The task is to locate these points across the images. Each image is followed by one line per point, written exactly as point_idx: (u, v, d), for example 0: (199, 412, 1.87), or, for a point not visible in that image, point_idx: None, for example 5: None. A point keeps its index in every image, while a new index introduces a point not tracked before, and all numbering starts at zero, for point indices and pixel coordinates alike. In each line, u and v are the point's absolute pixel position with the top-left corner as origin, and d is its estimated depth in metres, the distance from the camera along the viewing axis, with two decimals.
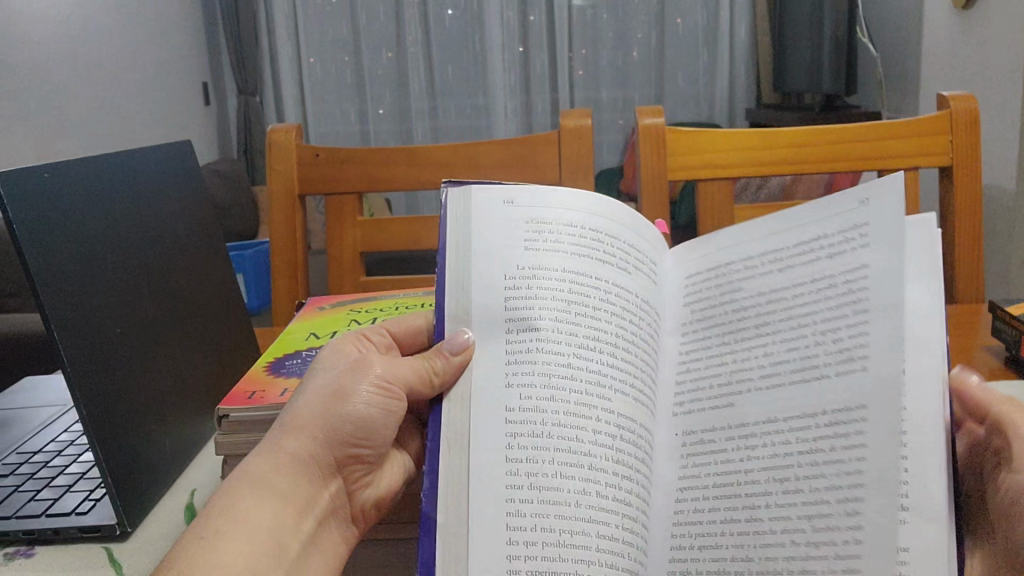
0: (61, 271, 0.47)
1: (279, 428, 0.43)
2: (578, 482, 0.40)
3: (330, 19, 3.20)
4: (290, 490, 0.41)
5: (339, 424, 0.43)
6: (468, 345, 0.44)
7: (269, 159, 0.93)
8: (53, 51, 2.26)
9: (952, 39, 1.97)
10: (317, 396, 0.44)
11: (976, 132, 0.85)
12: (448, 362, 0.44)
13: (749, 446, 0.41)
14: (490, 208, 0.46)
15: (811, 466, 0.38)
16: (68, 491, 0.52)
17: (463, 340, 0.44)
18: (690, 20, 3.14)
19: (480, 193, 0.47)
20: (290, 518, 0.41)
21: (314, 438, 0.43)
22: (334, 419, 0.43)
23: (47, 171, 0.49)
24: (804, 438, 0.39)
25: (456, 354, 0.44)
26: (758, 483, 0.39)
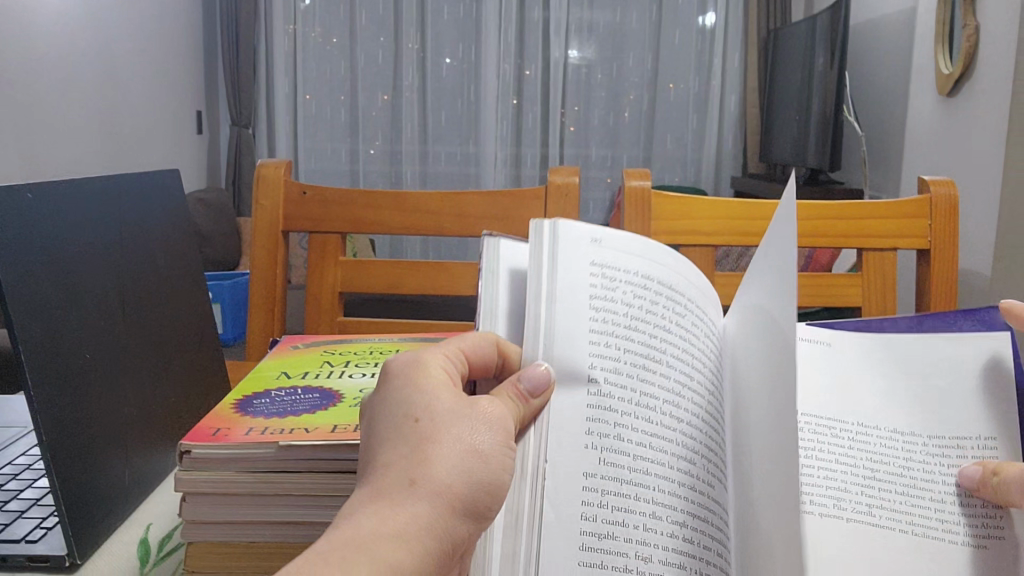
0: (32, 289, 0.46)
1: (412, 451, 0.33)
2: (641, 520, 0.36)
3: (328, 58, 3.24)
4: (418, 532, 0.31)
5: (427, 462, 0.33)
6: (547, 382, 0.36)
7: (256, 193, 0.93)
8: (49, 70, 2.26)
9: (935, 123, 2.02)
10: (402, 437, 0.34)
11: (955, 217, 0.87)
12: (529, 405, 0.36)
13: (715, 483, 0.40)
14: (580, 239, 0.40)
15: (707, 504, 0.39)
16: (20, 517, 0.50)
17: (542, 376, 0.36)
18: (682, 86, 3.20)
19: (572, 227, 0.40)
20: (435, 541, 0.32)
21: (431, 493, 0.32)
22: (427, 464, 0.33)
23: (31, 191, 0.49)
24: (712, 498, 0.39)
25: (539, 395, 0.36)
26: (715, 519, 0.39)
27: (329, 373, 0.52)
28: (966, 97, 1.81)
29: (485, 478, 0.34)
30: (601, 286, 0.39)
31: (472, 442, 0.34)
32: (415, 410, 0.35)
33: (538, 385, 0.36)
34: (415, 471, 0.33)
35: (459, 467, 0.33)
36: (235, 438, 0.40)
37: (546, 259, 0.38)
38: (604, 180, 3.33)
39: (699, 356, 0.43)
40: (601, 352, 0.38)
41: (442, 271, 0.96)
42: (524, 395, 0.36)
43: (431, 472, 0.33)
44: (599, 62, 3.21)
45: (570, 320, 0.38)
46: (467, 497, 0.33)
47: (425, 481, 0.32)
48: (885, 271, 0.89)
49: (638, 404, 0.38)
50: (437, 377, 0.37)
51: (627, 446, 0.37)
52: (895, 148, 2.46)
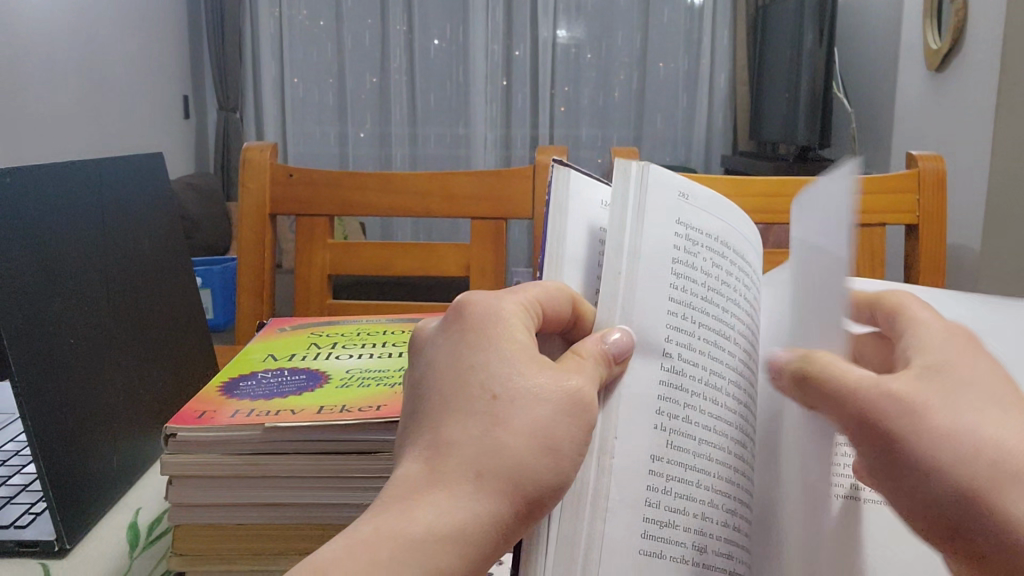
0: (13, 274, 0.46)
1: (481, 429, 0.31)
2: (700, 506, 0.35)
3: (315, 41, 3.22)
4: (476, 529, 0.29)
5: (495, 443, 0.30)
6: (625, 351, 0.34)
7: (241, 176, 0.92)
8: (32, 57, 2.24)
9: (924, 99, 2.01)
10: (469, 412, 0.31)
11: (943, 191, 0.87)
12: (612, 372, 0.34)
13: (754, 465, 0.40)
14: (668, 194, 0.37)
15: (744, 489, 0.38)
16: (8, 503, 0.50)
17: (622, 345, 0.34)
18: (671, 65, 3.19)
19: (661, 178, 0.37)
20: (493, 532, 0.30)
21: (496, 477, 0.30)
22: (496, 443, 0.30)
23: (12, 177, 0.48)
24: (748, 483, 0.39)
25: (620, 365, 0.34)
26: (747, 504, 0.39)
27: (315, 355, 0.52)
28: (954, 72, 1.81)
29: (555, 456, 0.31)
30: (684, 250, 0.37)
31: (546, 415, 0.31)
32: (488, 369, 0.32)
33: (622, 351, 0.34)
34: (485, 446, 0.30)
35: (533, 438, 0.31)
36: (222, 421, 0.40)
37: (633, 210, 0.36)
38: (594, 160, 3.33)
39: (752, 327, 0.41)
40: (680, 320, 0.36)
41: (431, 252, 0.96)
42: (611, 360, 0.34)
43: (504, 446, 0.30)
44: (588, 42, 3.19)
45: (652, 286, 0.36)
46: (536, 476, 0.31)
47: (493, 468, 0.30)
48: (872, 247, 0.89)
49: (707, 379, 0.37)
50: (519, 327, 0.34)
51: (695, 424, 0.35)
52: (884, 125, 2.46)
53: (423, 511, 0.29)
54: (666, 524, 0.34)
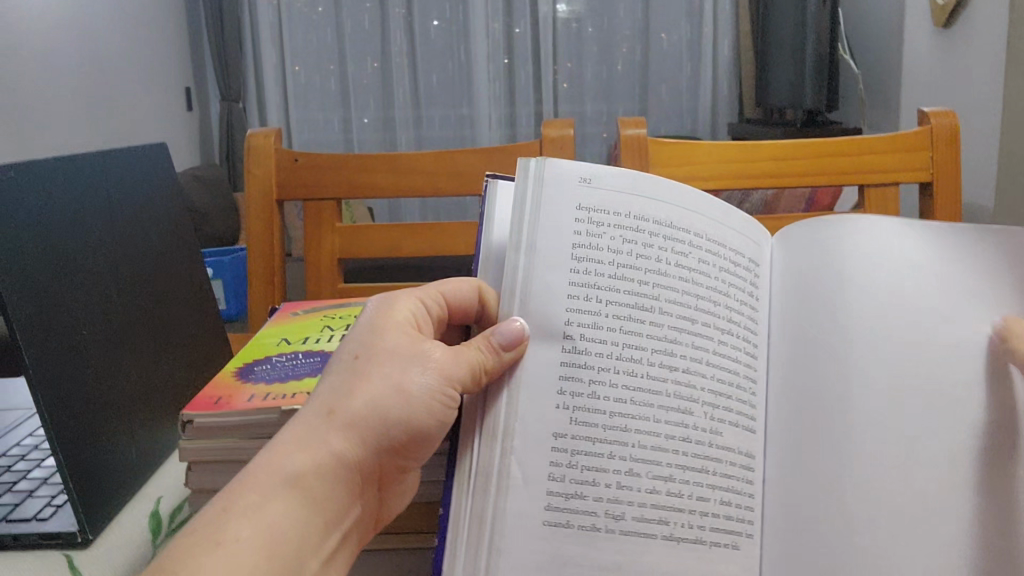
0: (24, 269, 0.46)
1: (346, 400, 0.41)
2: (618, 475, 0.42)
3: (314, 26, 3.20)
4: (325, 484, 0.39)
5: (366, 416, 0.41)
6: (519, 336, 0.42)
7: (247, 163, 0.92)
8: (32, 54, 2.23)
9: (932, 56, 1.99)
10: (358, 388, 0.41)
11: (956, 147, 0.86)
12: (500, 359, 0.42)
13: (710, 428, 0.45)
14: (566, 188, 0.45)
15: (695, 453, 0.44)
16: (30, 496, 0.50)
17: (515, 332, 0.42)
18: (674, 34, 3.15)
19: (557, 173, 0.45)
20: (341, 482, 0.40)
21: (362, 438, 0.41)
22: (369, 417, 0.41)
23: (14, 171, 0.47)
24: (701, 445, 0.45)
25: (506, 350, 0.42)
26: (699, 465, 0.44)
27: (328, 337, 0.51)
28: (962, 27, 1.78)
29: (407, 418, 0.42)
30: (587, 244, 0.44)
31: (402, 388, 0.42)
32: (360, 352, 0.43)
33: (509, 340, 0.42)
34: (342, 406, 0.41)
35: (378, 404, 0.41)
36: (238, 406, 0.41)
37: (529, 206, 0.44)
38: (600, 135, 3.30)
39: (693, 295, 0.47)
40: (580, 307, 0.44)
41: (440, 231, 0.96)
42: (496, 349, 0.42)
43: (355, 408, 0.41)
44: (589, 15, 3.16)
45: (547, 281, 0.44)
46: (390, 435, 0.41)
47: (346, 415, 0.40)
48: (886, 205, 0.88)
49: (621, 353, 0.43)
50: (400, 324, 0.45)
51: (601, 397, 0.42)
52: (892, 86, 2.43)
53: (302, 468, 0.39)
54: (571, 489, 0.41)
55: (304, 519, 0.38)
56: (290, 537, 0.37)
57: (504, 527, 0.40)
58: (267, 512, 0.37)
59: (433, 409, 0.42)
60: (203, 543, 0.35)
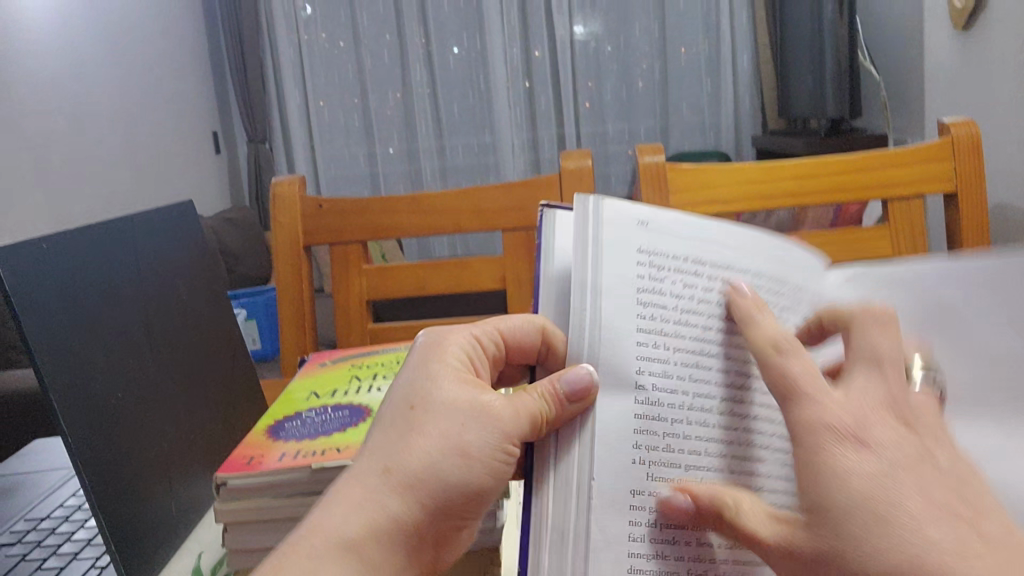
0: (59, 341, 0.47)
1: (396, 459, 0.40)
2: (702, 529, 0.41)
3: (335, 63, 3.24)
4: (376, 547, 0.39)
5: (415, 475, 0.40)
6: (588, 385, 0.40)
7: (272, 212, 0.94)
8: (63, 110, 2.29)
9: (953, 59, 1.97)
10: (407, 445, 0.40)
11: (979, 158, 0.85)
12: (564, 409, 0.40)
13: None
14: (626, 226, 0.43)
15: None
16: (74, 558, 0.52)
17: (584, 382, 0.40)
18: (693, 49, 3.15)
19: (612, 208, 0.42)
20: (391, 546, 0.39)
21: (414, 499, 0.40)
22: (419, 477, 0.40)
23: (48, 242, 0.49)
24: None
25: (576, 399, 0.40)
26: None
27: (357, 389, 0.52)
28: (983, 27, 1.76)
29: (458, 476, 0.41)
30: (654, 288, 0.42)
31: (455, 443, 0.41)
32: (417, 402, 0.42)
33: (579, 389, 0.40)
34: (392, 464, 0.40)
35: (428, 464, 0.40)
36: (270, 466, 0.42)
37: (591, 242, 0.42)
38: (624, 154, 3.31)
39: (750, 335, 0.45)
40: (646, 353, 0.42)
41: (466, 268, 0.97)
42: (562, 399, 0.40)
43: (405, 467, 0.40)
44: (606, 35, 3.17)
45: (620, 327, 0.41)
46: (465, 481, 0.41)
47: (397, 472, 0.40)
48: (911, 218, 0.88)
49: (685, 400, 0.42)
50: (450, 366, 0.45)
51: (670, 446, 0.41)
52: (914, 90, 2.41)
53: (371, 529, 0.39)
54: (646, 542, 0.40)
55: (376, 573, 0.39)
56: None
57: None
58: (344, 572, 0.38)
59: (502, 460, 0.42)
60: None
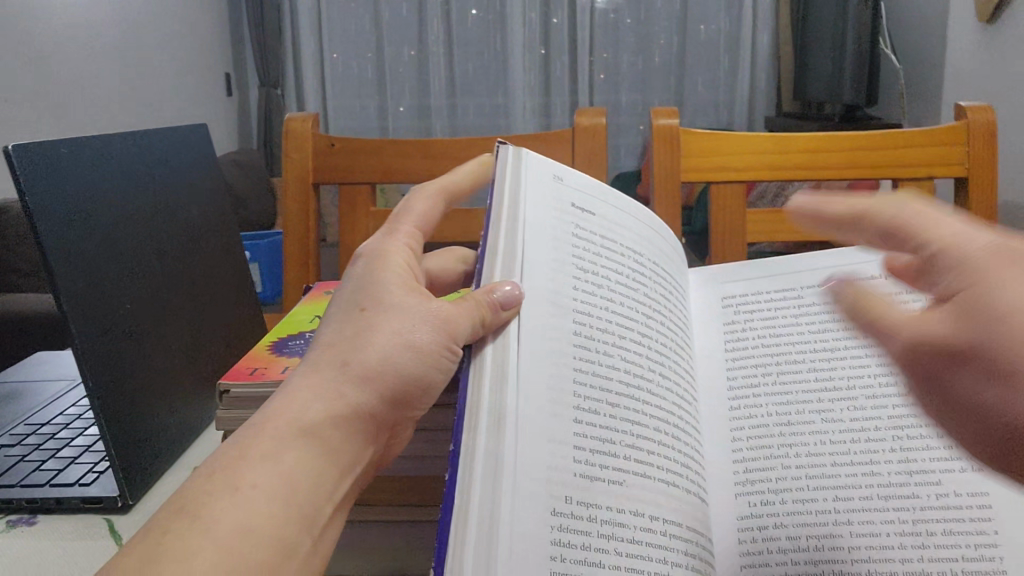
0: (72, 244, 0.48)
1: (342, 366, 0.38)
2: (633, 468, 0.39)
3: (353, 14, 3.22)
4: (338, 448, 0.37)
5: (385, 373, 0.39)
6: (516, 299, 0.40)
7: (284, 147, 0.94)
8: (76, 39, 2.28)
9: (975, 52, 1.95)
10: (344, 339, 0.39)
11: (992, 143, 0.85)
12: (497, 316, 0.40)
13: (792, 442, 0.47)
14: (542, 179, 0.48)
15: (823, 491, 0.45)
16: (73, 462, 0.53)
17: (511, 293, 0.40)
18: (713, 26, 3.13)
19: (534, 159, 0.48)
20: (332, 477, 0.37)
21: (376, 395, 0.38)
22: (391, 369, 0.39)
23: (64, 146, 0.50)
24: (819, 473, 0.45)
25: (509, 309, 0.40)
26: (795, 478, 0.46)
27: None
28: (1005, 24, 1.75)
29: (413, 371, 0.40)
30: (580, 255, 0.46)
31: (411, 337, 0.40)
32: (367, 303, 0.41)
33: (508, 300, 0.40)
34: (350, 353, 0.39)
35: (388, 355, 0.39)
36: (270, 377, 0.44)
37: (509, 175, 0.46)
38: (636, 127, 3.30)
39: (767, 377, 0.51)
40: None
41: None
42: (496, 306, 0.40)
43: (364, 353, 0.39)
44: (626, 6, 3.14)
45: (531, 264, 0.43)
46: (395, 386, 0.39)
47: (358, 360, 0.38)
48: (921, 201, 0.87)
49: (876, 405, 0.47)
50: (395, 277, 0.43)
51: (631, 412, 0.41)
52: (932, 82, 2.40)
53: (294, 443, 0.35)
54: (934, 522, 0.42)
55: (297, 486, 0.35)
56: (292, 501, 0.34)
57: (997, 550, 0.40)
58: (268, 485, 0.34)
59: (437, 361, 0.40)
60: (202, 514, 0.32)
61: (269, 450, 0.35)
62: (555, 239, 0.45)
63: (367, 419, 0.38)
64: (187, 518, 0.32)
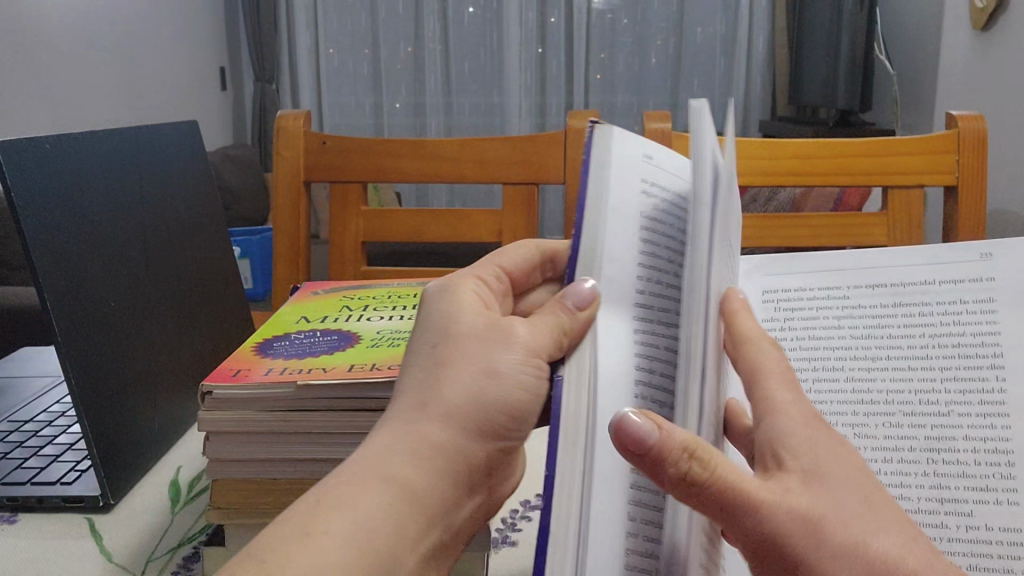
0: (57, 242, 0.47)
1: (419, 410, 0.34)
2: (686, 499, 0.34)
3: (349, 10, 3.21)
4: (419, 495, 0.33)
5: (468, 411, 0.34)
6: (596, 304, 0.33)
7: (276, 144, 0.93)
8: (71, 31, 2.26)
9: (969, 60, 1.96)
10: (421, 378, 0.35)
11: (983, 152, 0.85)
12: (576, 325, 0.33)
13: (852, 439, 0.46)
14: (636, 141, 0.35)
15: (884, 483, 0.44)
16: (55, 460, 0.53)
17: (590, 296, 0.33)
18: (709, 29, 3.13)
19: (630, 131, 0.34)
20: (413, 529, 0.32)
21: (456, 434, 0.34)
22: (477, 402, 0.34)
23: (50, 142, 0.49)
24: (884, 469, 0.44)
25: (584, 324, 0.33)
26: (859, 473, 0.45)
27: (347, 317, 0.54)
28: (1000, 31, 1.76)
29: (501, 402, 0.35)
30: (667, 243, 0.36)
31: (493, 362, 0.35)
32: (441, 337, 0.37)
33: (585, 307, 0.33)
34: (428, 394, 0.34)
35: (471, 392, 0.35)
36: (254, 379, 0.44)
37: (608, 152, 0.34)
38: (630, 128, 3.31)
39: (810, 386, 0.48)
40: (967, 387, 0.44)
41: (463, 219, 0.97)
42: (573, 317, 0.33)
43: (442, 393, 0.34)
44: (623, 7, 3.14)
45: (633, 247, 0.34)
46: (484, 420, 0.34)
47: (438, 404, 0.34)
48: (911, 208, 0.88)
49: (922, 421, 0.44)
50: (469, 312, 0.38)
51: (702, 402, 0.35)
52: (925, 88, 2.41)
53: (371, 482, 0.32)
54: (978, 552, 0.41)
55: (368, 539, 0.31)
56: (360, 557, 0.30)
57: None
58: (340, 530, 0.31)
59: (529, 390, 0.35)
60: (272, 558, 0.30)
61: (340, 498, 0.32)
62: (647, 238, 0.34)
63: (458, 462, 0.34)
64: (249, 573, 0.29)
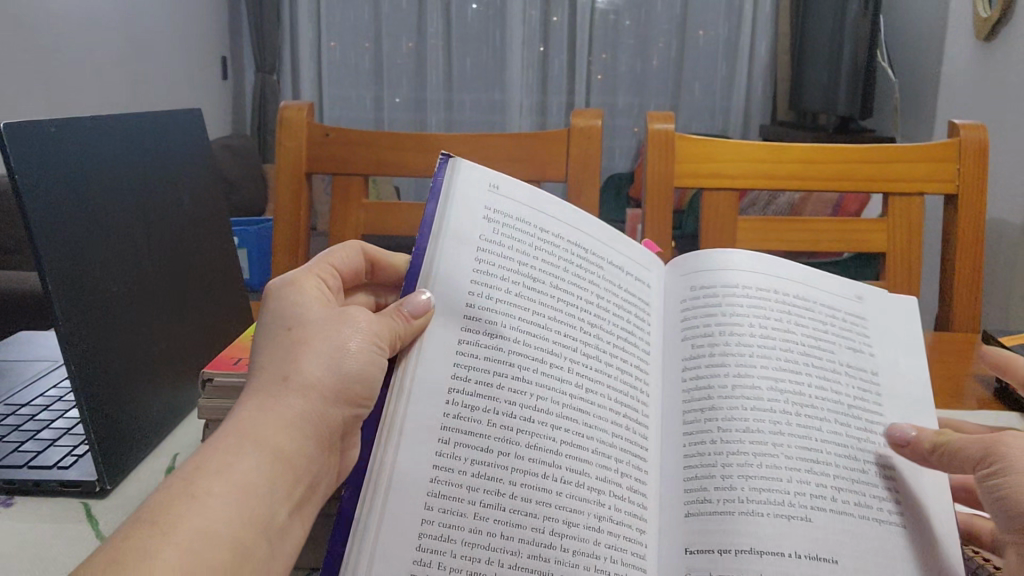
0: (60, 225, 0.47)
1: (279, 382, 0.42)
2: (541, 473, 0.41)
3: (351, 2, 3.20)
4: (288, 454, 0.40)
5: (327, 379, 0.43)
6: (427, 308, 0.45)
7: (279, 135, 0.93)
8: (73, 17, 2.26)
9: (970, 72, 1.97)
10: (283, 350, 0.44)
11: (984, 162, 0.86)
12: (409, 324, 0.44)
13: None
14: (476, 187, 0.50)
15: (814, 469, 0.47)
16: (52, 445, 0.52)
17: (422, 302, 0.45)
18: (712, 32, 3.13)
19: (470, 173, 0.50)
20: (285, 486, 0.39)
21: (314, 399, 0.42)
22: (335, 369, 0.44)
23: (54, 126, 0.49)
24: None
25: (416, 316, 0.45)
26: None
27: None
28: (1003, 43, 1.76)
29: (353, 374, 0.44)
30: (491, 261, 0.48)
31: (344, 344, 0.45)
32: (293, 322, 0.45)
33: (419, 309, 0.45)
34: (289, 368, 0.42)
35: (325, 368, 0.43)
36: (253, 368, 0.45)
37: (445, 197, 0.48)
38: (631, 129, 3.30)
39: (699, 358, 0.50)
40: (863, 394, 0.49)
41: None
42: (407, 317, 0.44)
43: (301, 369, 0.43)
44: (626, 9, 3.14)
45: (451, 267, 0.47)
46: (342, 387, 0.44)
47: (296, 375, 0.42)
48: (909, 216, 0.88)
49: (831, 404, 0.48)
50: (309, 296, 0.47)
51: (521, 389, 0.43)
52: (927, 98, 2.42)
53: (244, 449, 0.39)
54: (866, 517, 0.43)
55: (250, 497, 0.37)
56: (244, 508, 0.37)
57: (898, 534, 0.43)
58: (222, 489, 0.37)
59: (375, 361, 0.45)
60: (167, 519, 0.34)
61: (222, 463, 0.38)
62: (471, 248, 0.47)
63: (316, 427, 0.42)
64: (143, 527, 0.34)
